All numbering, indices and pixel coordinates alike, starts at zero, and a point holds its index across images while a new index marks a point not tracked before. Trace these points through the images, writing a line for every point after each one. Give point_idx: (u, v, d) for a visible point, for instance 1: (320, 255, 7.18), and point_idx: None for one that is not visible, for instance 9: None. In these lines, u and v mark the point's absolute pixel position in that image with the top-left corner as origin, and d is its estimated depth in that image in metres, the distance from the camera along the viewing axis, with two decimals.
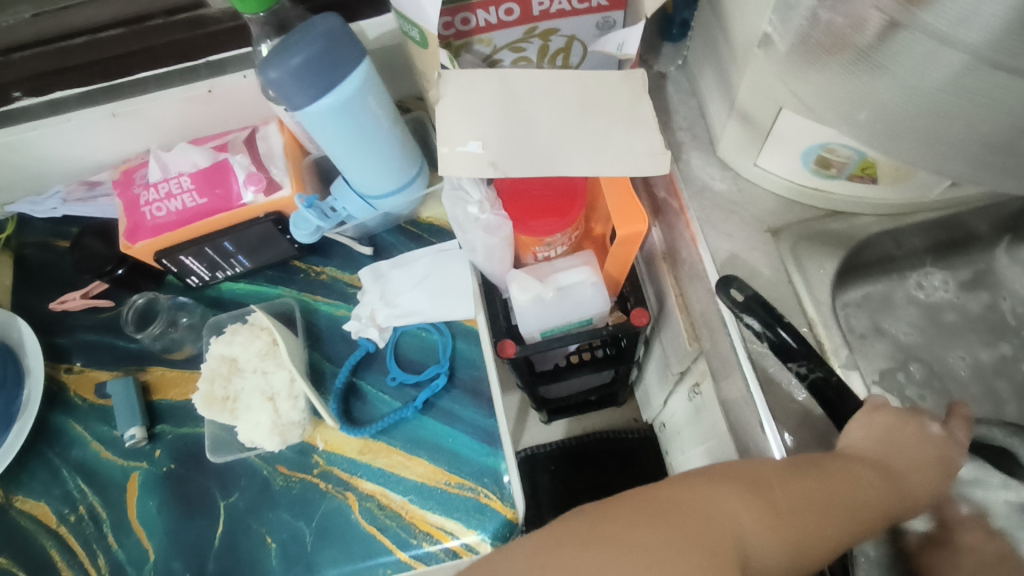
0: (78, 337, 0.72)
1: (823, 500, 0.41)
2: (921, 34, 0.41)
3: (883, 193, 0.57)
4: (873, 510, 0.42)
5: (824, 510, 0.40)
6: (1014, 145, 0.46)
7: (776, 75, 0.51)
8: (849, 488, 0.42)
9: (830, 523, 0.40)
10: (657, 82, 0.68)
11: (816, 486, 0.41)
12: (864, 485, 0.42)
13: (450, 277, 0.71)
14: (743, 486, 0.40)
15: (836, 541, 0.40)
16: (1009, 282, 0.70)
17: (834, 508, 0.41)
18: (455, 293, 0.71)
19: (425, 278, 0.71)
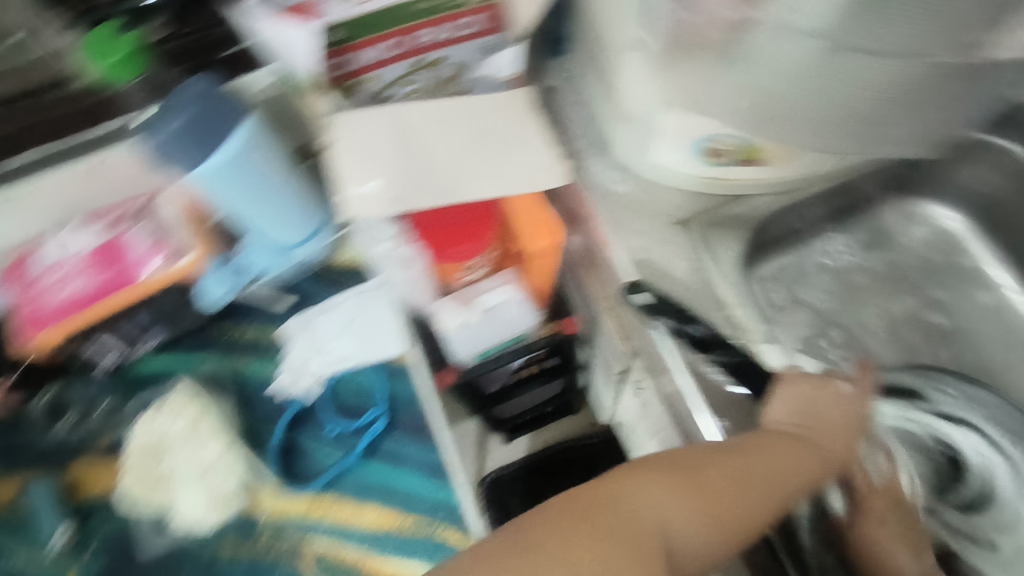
0: (48, 440, 0.81)
1: (752, 473, 0.44)
2: (782, 20, 0.44)
3: (782, 171, 0.57)
4: (800, 474, 0.46)
5: (753, 482, 0.43)
6: (878, 115, 0.48)
7: (656, 76, 0.53)
8: (776, 458, 0.45)
9: (761, 492, 0.43)
10: (549, 94, 0.69)
11: (746, 466, 0.44)
12: (789, 452, 0.46)
13: (373, 321, 0.79)
14: (679, 475, 0.43)
15: (770, 508, 0.43)
16: (903, 237, 0.75)
17: (764, 478, 0.44)
18: (378, 334, 0.80)
19: (349, 323, 0.80)
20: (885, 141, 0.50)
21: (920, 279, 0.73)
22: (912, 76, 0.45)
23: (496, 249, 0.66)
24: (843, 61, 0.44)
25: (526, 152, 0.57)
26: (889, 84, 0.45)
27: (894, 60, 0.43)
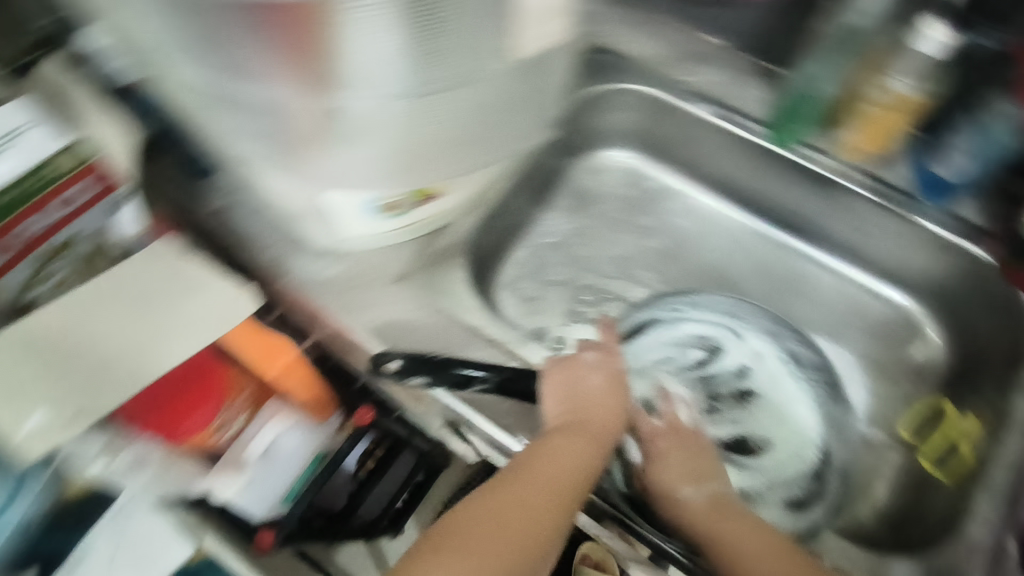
0: None
1: (535, 477, 0.48)
2: (364, 97, 0.44)
3: (457, 197, 0.60)
4: (580, 458, 0.49)
5: (539, 487, 0.47)
6: (480, 134, 0.52)
7: (281, 180, 0.53)
8: (554, 454, 0.49)
9: (547, 493, 0.47)
10: (217, 219, 0.67)
11: (528, 494, 0.47)
12: (565, 442, 0.50)
13: (136, 540, 0.61)
14: (468, 541, 0.44)
15: (558, 505, 0.47)
16: (598, 190, 0.81)
17: (547, 478, 0.48)
18: (152, 544, 0.61)
19: (113, 559, 0.61)
20: (498, 142, 0.54)
21: (628, 218, 0.80)
22: (501, 90, 0.49)
23: (247, 387, 0.60)
24: (440, 104, 0.47)
25: (202, 296, 0.56)
26: (468, 109, 0.48)
27: (479, 83, 0.47)
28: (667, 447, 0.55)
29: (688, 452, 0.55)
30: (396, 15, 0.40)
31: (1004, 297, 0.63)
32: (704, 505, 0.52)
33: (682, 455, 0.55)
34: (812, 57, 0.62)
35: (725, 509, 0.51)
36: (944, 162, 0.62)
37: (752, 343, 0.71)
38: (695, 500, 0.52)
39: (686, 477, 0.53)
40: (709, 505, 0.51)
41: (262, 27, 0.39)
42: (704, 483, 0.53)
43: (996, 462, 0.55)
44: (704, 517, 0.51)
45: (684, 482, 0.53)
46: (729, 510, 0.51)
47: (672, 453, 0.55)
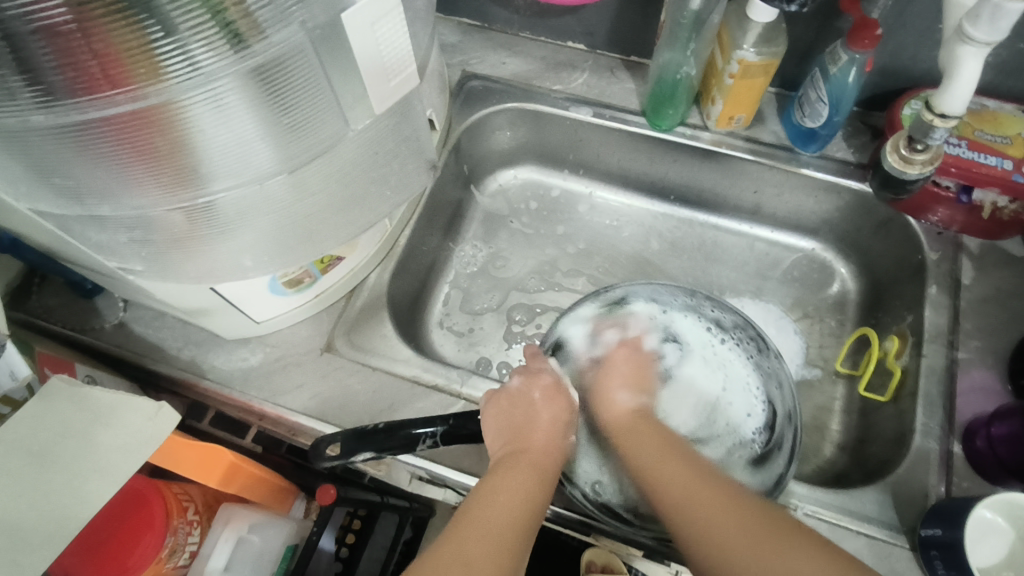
0: None
1: (475, 527, 0.45)
2: (232, 184, 0.43)
3: (359, 256, 0.63)
4: (520, 498, 0.47)
5: (479, 539, 0.44)
6: (365, 192, 0.52)
7: (164, 284, 0.51)
8: (494, 500, 0.47)
9: (489, 543, 0.44)
10: (121, 336, 0.64)
11: (479, 541, 0.44)
12: (505, 482, 0.48)
13: None
14: None
15: (500, 555, 0.43)
16: (503, 210, 0.82)
17: (488, 527, 0.45)
18: None
19: None
20: (385, 195, 0.54)
21: (540, 229, 0.81)
22: (375, 142, 0.49)
23: (195, 500, 0.62)
24: (315, 170, 0.46)
25: (119, 428, 0.44)
26: (343, 173, 0.49)
27: (348, 140, 0.46)
28: (620, 358, 0.56)
29: (640, 359, 0.55)
30: (242, 100, 0.39)
31: (891, 220, 0.67)
32: (636, 411, 0.52)
33: (630, 364, 0.55)
34: (663, 46, 0.66)
35: (648, 425, 0.51)
36: (811, 115, 0.65)
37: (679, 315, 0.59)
38: (627, 405, 0.52)
39: (623, 384, 0.54)
40: (635, 414, 0.52)
41: (105, 142, 0.38)
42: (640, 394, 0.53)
43: (921, 372, 0.58)
44: (626, 432, 0.50)
45: (620, 390, 0.54)
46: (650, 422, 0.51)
47: (618, 361, 0.56)
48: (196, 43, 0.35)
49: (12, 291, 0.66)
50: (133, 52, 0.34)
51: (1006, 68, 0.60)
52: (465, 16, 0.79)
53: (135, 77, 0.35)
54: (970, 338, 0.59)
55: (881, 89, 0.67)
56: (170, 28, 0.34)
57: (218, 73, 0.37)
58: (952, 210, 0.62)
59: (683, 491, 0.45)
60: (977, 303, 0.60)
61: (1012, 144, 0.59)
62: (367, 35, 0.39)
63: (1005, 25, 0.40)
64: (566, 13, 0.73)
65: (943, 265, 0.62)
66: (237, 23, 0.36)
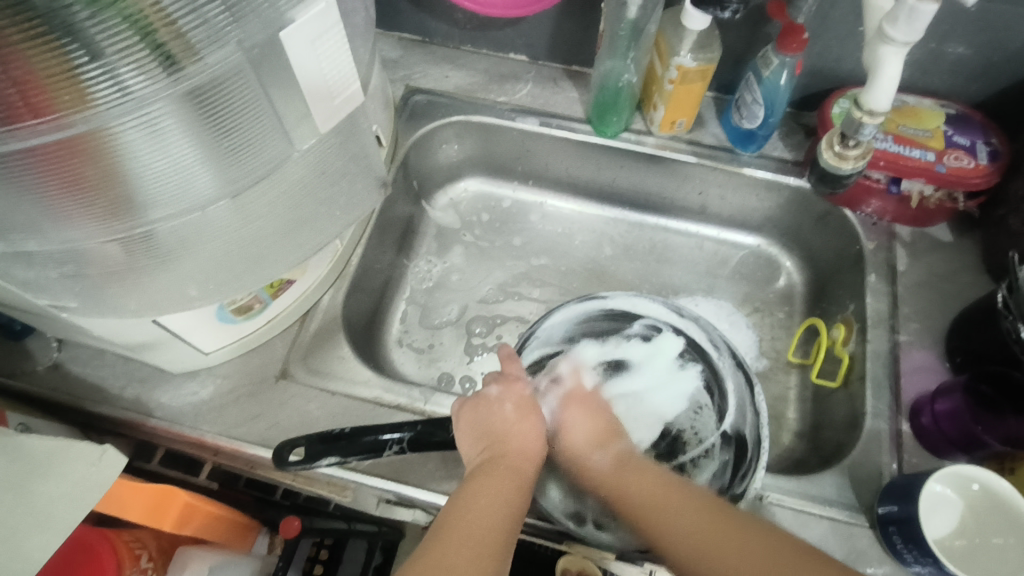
0: None
1: (457, 533, 0.43)
2: (170, 212, 0.42)
3: (311, 278, 0.62)
4: (500, 504, 0.45)
5: (462, 550, 0.42)
6: (313, 214, 0.51)
7: (102, 319, 0.48)
8: (472, 509, 0.45)
9: (473, 545, 0.42)
10: (57, 378, 0.61)
11: (463, 550, 0.42)
12: (483, 489, 0.46)
13: None
14: None
15: (482, 561, 0.41)
16: (456, 224, 0.82)
17: (470, 536, 0.43)
18: None
19: None
20: (336, 212, 0.52)
21: (495, 241, 0.81)
22: (322, 160, 0.47)
23: (148, 545, 0.58)
24: (259, 192, 0.45)
25: (59, 479, 0.42)
26: (292, 195, 0.48)
27: (293, 160, 0.45)
28: (577, 418, 0.54)
29: (602, 411, 0.55)
30: (179, 124, 0.37)
31: (828, 213, 0.70)
32: (612, 466, 0.51)
33: (588, 416, 0.55)
34: (604, 55, 0.67)
35: (632, 466, 0.51)
36: (748, 117, 0.67)
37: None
38: (605, 465, 0.51)
39: (588, 441, 0.53)
40: (614, 468, 0.51)
41: (31, 174, 0.36)
42: (610, 444, 0.53)
43: (868, 357, 0.61)
44: (615, 481, 0.50)
45: (587, 447, 0.53)
46: (637, 466, 0.51)
47: (576, 417, 0.55)
48: (125, 66, 0.34)
49: None
50: (57, 77, 0.32)
51: (923, 66, 0.64)
52: (406, 32, 0.78)
53: (60, 104, 0.33)
54: (909, 321, 0.62)
55: (812, 90, 0.70)
56: (95, 52, 0.33)
57: (151, 98, 0.35)
58: (884, 201, 0.65)
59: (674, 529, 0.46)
60: (913, 288, 0.64)
61: (934, 137, 0.63)
62: (308, 53, 0.38)
63: (921, 25, 0.42)
64: (506, 26, 0.74)
65: (880, 253, 0.66)
66: (170, 45, 0.34)
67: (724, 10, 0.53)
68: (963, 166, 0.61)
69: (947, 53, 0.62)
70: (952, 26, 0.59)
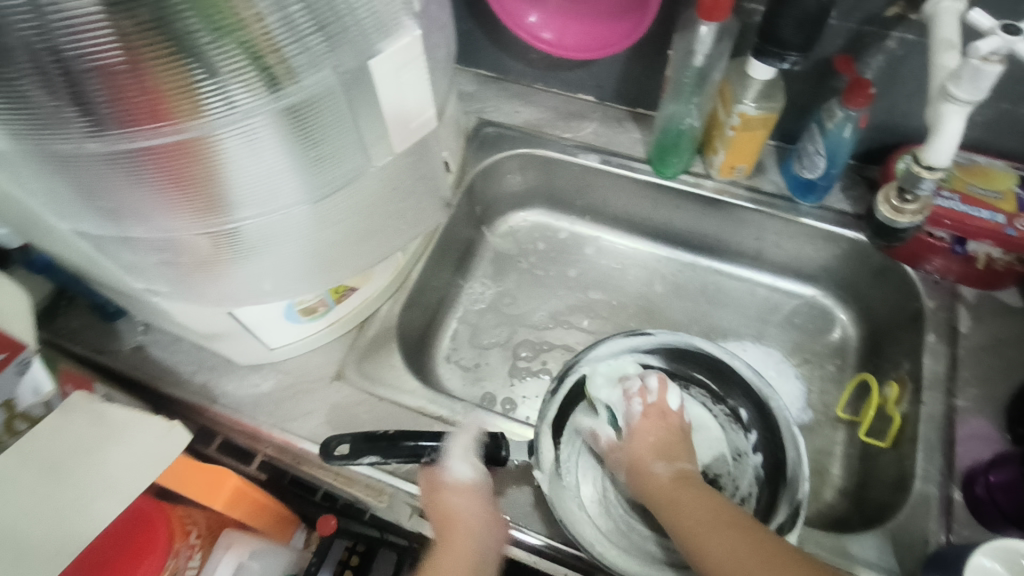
0: None
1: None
2: (255, 214, 0.46)
3: (372, 288, 0.66)
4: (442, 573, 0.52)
5: None
6: (382, 225, 0.55)
7: (188, 305, 0.54)
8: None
9: None
10: (139, 359, 0.67)
11: None
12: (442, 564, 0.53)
13: None
14: None
15: None
16: (512, 250, 0.85)
17: None
18: None
19: None
20: (403, 222, 0.56)
21: (549, 270, 0.83)
22: (394, 177, 0.52)
23: (198, 524, 0.62)
24: (335, 203, 0.49)
25: (130, 446, 0.47)
26: (363, 207, 0.52)
27: (369, 176, 0.50)
28: (648, 430, 0.58)
29: (670, 429, 0.58)
30: (273, 136, 0.42)
31: (888, 268, 0.69)
32: (672, 478, 0.54)
33: (658, 433, 0.58)
34: (667, 99, 0.69)
35: (690, 484, 0.54)
36: (809, 167, 0.68)
37: (702, 367, 0.64)
38: (665, 475, 0.54)
39: (655, 451, 0.57)
40: (674, 479, 0.54)
41: (145, 170, 0.41)
42: (673, 460, 0.56)
43: (921, 419, 0.59)
44: (672, 491, 0.53)
45: (654, 458, 0.56)
46: (693, 486, 0.53)
47: (647, 432, 0.58)
48: (235, 84, 0.39)
49: (37, 312, 0.68)
50: (178, 90, 0.38)
51: (995, 128, 0.63)
52: (482, 68, 0.84)
53: (177, 112, 0.39)
54: (967, 386, 0.60)
55: (877, 144, 0.70)
56: (212, 70, 0.38)
57: (255, 111, 0.40)
58: (947, 260, 0.64)
59: (703, 526, 0.48)
60: (974, 351, 0.61)
61: (1004, 199, 0.61)
62: (393, 80, 0.43)
63: (985, 85, 0.42)
64: (576, 67, 0.78)
65: (941, 313, 0.64)
66: (273, 67, 0.39)
67: (784, 61, 0.56)
68: None
69: (1021, 116, 0.61)
70: None
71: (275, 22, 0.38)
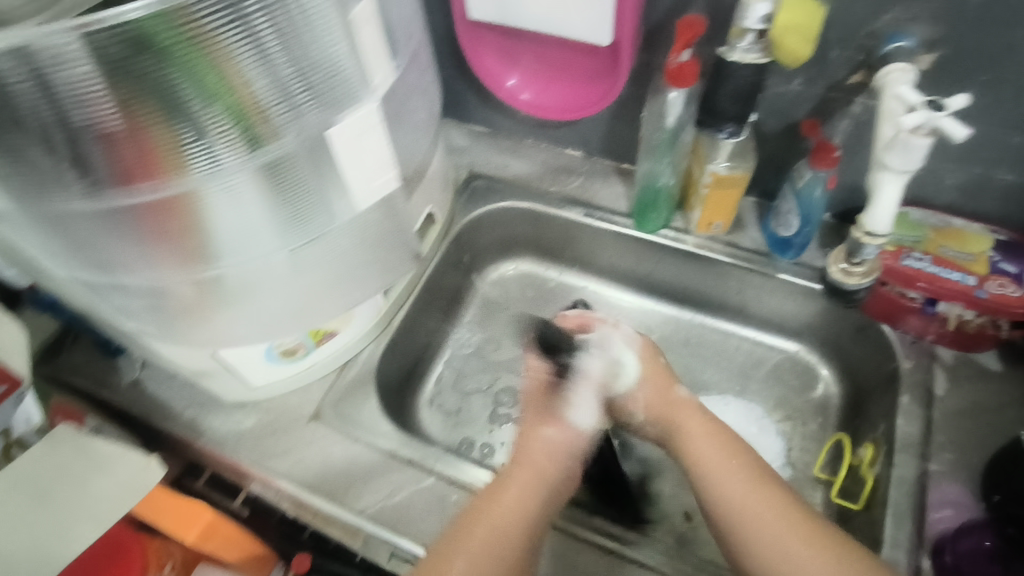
0: None
1: (490, 529, 0.52)
2: (237, 262, 0.50)
3: (353, 332, 0.68)
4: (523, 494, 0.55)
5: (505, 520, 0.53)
6: (355, 274, 0.58)
7: (174, 346, 0.58)
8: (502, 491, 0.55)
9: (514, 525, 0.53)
10: (134, 393, 0.70)
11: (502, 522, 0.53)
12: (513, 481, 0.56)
13: None
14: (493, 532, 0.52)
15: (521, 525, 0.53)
16: (501, 298, 0.87)
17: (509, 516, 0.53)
18: None
19: None
20: (379, 271, 0.60)
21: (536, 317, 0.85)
22: (366, 230, 0.55)
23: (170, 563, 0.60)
24: (311, 254, 0.53)
25: (111, 475, 0.49)
26: (336, 259, 0.55)
27: (342, 230, 0.53)
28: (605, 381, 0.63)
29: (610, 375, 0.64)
30: (253, 191, 0.46)
31: (867, 326, 0.69)
32: (750, 474, 0.55)
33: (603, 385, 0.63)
34: (643, 156, 0.72)
35: (764, 475, 0.55)
36: (784, 225, 0.69)
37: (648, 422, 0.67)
38: (747, 473, 0.55)
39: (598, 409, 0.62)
40: (753, 475, 0.55)
41: (137, 221, 0.45)
42: (737, 452, 0.57)
43: (892, 482, 0.57)
44: (752, 485, 0.54)
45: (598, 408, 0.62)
46: (768, 482, 0.54)
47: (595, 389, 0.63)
48: (220, 145, 0.43)
49: (44, 347, 0.72)
50: (168, 150, 0.42)
51: (968, 191, 0.64)
52: (476, 123, 0.88)
53: (167, 170, 0.43)
54: (942, 451, 0.59)
55: (854, 204, 0.71)
56: (199, 133, 0.42)
57: (236, 168, 0.44)
58: (923, 321, 0.63)
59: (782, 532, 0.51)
60: (950, 415, 0.61)
61: (976, 261, 0.62)
62: (354, 144, 0.47)
63: (917, 157, 0.47)
64: (563, 125, 0.81)
65: (917, 374, 0.63)
66: (255, 130, 0.43)
67: (721, 131, 0.61)
68: (1007, 294, 0.59)
69: (991, 181, 0.62)
70: (995, 154, 0.59)
71: (260, 88, 0.42)
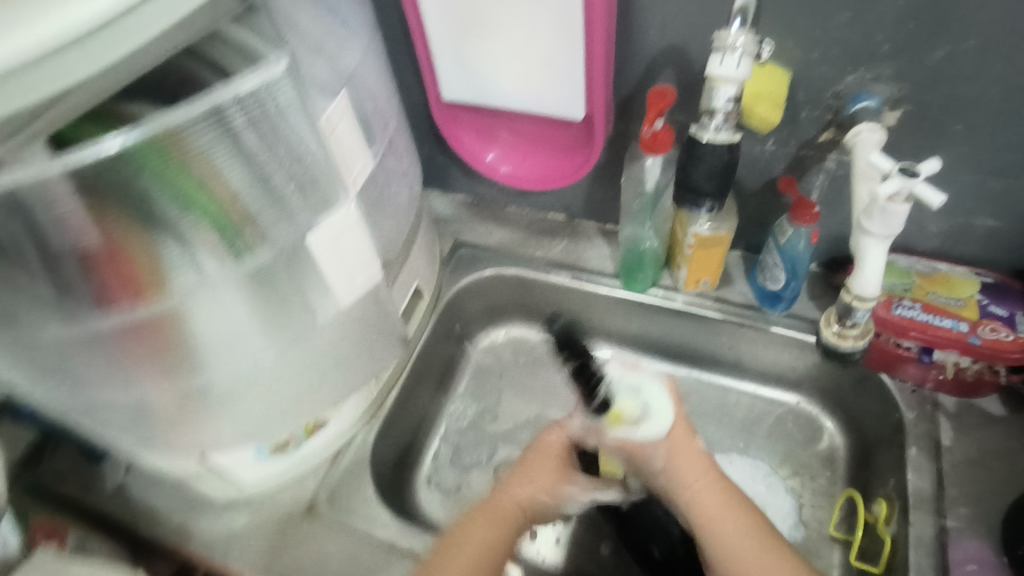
0: None
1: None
2: (224, 366, 0.48)
3: (344, 419, 0.67)
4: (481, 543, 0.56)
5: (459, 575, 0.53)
6: (343, 366, 0.57)
7: (158, 453, 0.56)
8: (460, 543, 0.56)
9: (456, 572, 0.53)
10: (118, 498, 0.67)
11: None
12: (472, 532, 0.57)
13: None
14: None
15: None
16: (493, 365, 0.86)
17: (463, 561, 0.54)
18: None
19: None
20: (368, 358, 0.59)
21: (531, 383, 0.84)
22: (352, 321, 0.54)
23: None
24: (298, 350, 0.52)
25: None
26: (324, 354, 0.54)
27: (329, 324, 0.52)
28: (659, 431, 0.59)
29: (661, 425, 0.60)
30: (239, 296, 0.45)
31: (866, 376, 0.68)
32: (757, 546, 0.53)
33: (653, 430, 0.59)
34: (626, 221, 0.72)
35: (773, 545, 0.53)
36: (772, 279, 0.69)
37: None
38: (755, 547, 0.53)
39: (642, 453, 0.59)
40: (760, 551, 0.53)
41: (118, 339, 0.43)
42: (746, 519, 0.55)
43: (910, 543, 0.55)
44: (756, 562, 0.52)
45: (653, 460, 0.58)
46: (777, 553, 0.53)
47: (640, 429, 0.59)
48: (204, 255, 0.42)
49: (24, 456, 0.69)
50: (152, 268, 0.40)
51: (950, 238, 0.64)
52: (458, 193, 0.88)
53: (150, 287, 0.41)
54: (957, 505, 0.57)
55: (839, 254, 0.71)
56: (183, 246, 0.40)
57: (222, 276, 0.43)
58: (920, 369, 0.63)
59: None
60: (960, 466, 0.59)
61: (967, 306, 0.62)
62: (331, 248, 0.47)
63: (896, 223, 0.47)
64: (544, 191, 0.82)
65: (922, 425, 0.62)
66: (241, 237, 0.42)
67: (702, 205, 0.60)
68: (1000, 338, 0.59)
69: (971, 227, 0.62)
70: (972, 202, 0.60)
71: (246, 195, 0.41)
